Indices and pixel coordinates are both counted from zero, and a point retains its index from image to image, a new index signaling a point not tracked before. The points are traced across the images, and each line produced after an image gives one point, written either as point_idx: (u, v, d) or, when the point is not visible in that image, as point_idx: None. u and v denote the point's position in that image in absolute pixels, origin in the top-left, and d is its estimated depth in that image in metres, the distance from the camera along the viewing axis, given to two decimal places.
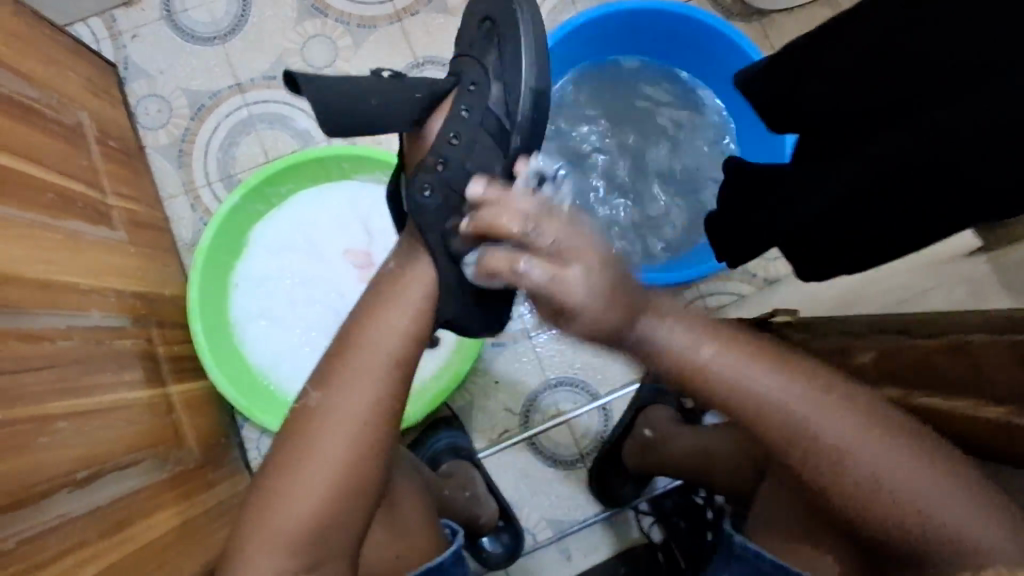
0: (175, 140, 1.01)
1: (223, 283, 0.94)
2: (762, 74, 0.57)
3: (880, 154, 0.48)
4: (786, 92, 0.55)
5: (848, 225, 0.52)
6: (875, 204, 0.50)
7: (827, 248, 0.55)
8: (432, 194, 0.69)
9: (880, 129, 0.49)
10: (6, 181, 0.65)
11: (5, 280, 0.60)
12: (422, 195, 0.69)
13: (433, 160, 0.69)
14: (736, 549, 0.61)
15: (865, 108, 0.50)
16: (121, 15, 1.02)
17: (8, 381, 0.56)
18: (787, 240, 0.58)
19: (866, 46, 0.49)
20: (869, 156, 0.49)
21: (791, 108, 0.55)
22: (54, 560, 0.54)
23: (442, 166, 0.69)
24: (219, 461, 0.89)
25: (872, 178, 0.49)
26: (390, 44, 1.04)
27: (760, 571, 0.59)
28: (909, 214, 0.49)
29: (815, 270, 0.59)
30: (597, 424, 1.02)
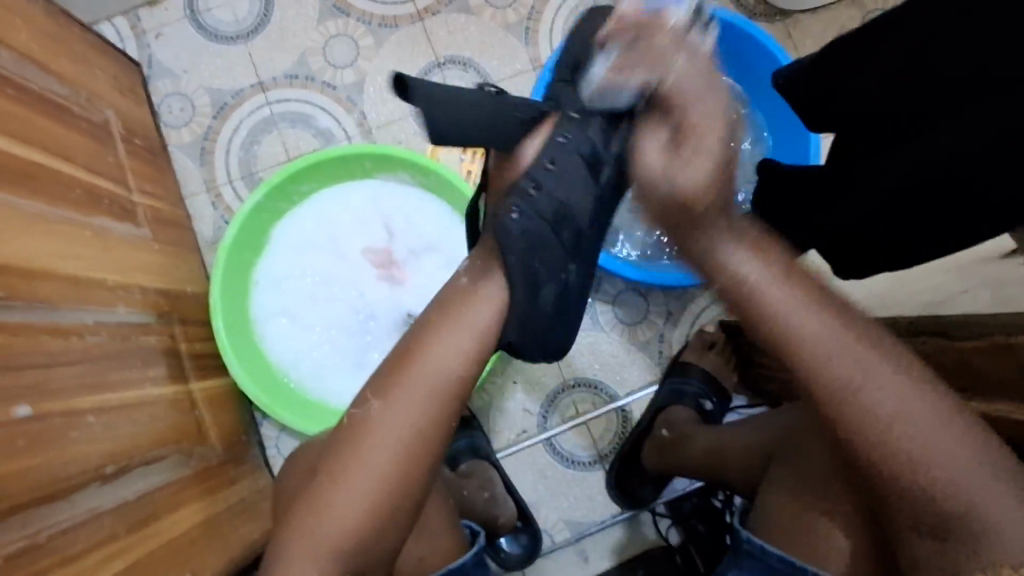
0: (197, 138, 1.02)
1: (244, 281, 0.94)
2: (799, 73, 0.57)
3: (913, 161, 0.49)
4: (827, 90, 0.55)
5: (880, 229, 0.53)
6: (906, 210, 0.51)
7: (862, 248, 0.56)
8: (522, 218, 0.64)
9: (911, 137, 0.50)
10: (38, 178, 0.65)
11: (37, 275, 0.60)
12: (512, 218, 0.64)
13: (528, 185, 0.66)
14: (745, 544, 0.63)
15: (898, 114, 0.51)
16: (145, 14, 1.02)
17: (40, 375, 0.56)
18: (829, 239, 0.58)
19: (911, 45, 0.49)
20: (901, 162, 0.50)
21: (831, 106, 0.55)
22: (85, 553, 0.54)
23: (535, 190, 0.65)
24: (240, 458, 0.89)
25: (902, 184, 0.50)
26: (412, 44, 1.04)
27: (770, 568, 0.61)
28: (937, 222, 0.50)
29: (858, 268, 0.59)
30: (615, 425, 1.01)
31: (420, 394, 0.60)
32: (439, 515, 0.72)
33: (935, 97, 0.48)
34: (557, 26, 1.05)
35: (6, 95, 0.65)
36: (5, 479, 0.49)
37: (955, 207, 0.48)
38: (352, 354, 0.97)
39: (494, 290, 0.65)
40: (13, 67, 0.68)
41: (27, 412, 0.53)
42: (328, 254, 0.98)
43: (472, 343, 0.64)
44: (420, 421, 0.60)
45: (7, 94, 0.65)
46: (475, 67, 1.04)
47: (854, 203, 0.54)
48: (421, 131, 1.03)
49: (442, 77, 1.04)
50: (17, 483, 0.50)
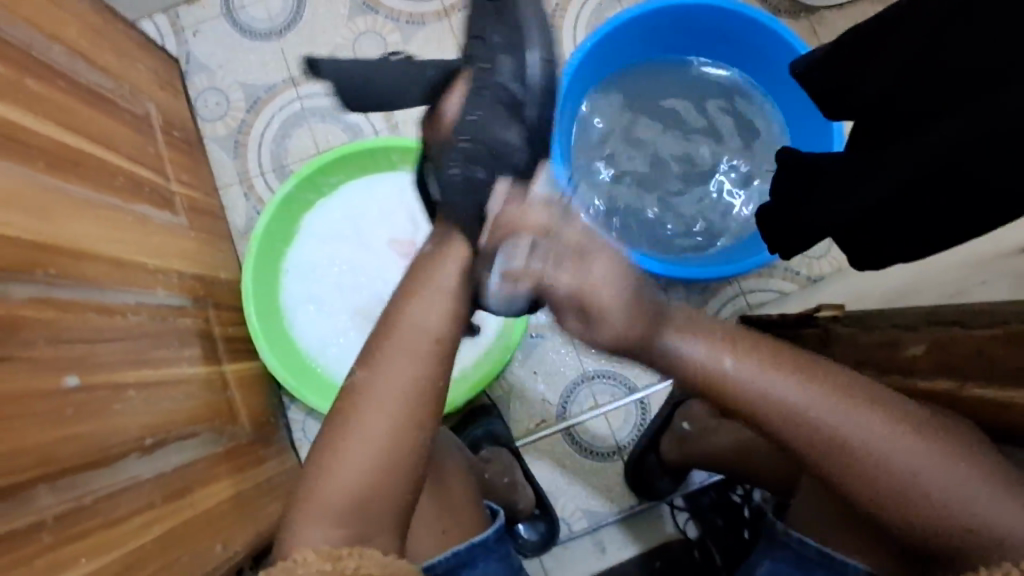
0: (231, 132, 1.06)
1: (274, 269, 0.97)
2: (819, 63, 0.58)
3: (925, 149, 0.50)
4: (847, 80, 0.56)
5: (891, 219, 0.54)
6: (918, 200, 0.51)
7: (873, 239, 0.57)
8: (459, 171, 0.69)
9: (924, 126, 0.51)
10: (85, 165, 0.69)
11: (85, 257, 0.64)
12: (451, 172, 0.69)
13: (456, 138, 0.69)
14: (777, 535, 0.64)
15: (912, 104, 0.51)
16: (184, 12, 1.06)
17: (87, 350, 0.60)
18: (841, 229, 0.58)
19: (925, 36, 0.50)
20: (914, 151, 0.51)
21: (849, 96, 0.56)
22: (124, 518, 0.58)
23: (465, 142, 0.69)
24: (268, 439, 0.92)
25: (913, 173, 0.50)
26: (439, 41, 1.06)
27: (803, 557, 0.62)
28: (949, 212, 0.50)
29: (869, 258, 0.59)
30: (634, 418, 1.02)
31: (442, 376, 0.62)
32: (459, 497, 0.74)
33: (948, 87, 0.49)
34: (582, 24, 1.07)
35: (57, 86, 0.69)
36: (54, 444, 0.52)
37: (966, 197, 0.48)
38: None
39: (457, 245, 0.67)
40: (63, 60, 0.72)
41: (75, 382, 0.57)
42: (354, 244, 1.00)
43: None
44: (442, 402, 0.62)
45: (57, 86, 0.69)
46: None
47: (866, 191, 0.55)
48: None
49: None
50: (65, 448, 0.53)
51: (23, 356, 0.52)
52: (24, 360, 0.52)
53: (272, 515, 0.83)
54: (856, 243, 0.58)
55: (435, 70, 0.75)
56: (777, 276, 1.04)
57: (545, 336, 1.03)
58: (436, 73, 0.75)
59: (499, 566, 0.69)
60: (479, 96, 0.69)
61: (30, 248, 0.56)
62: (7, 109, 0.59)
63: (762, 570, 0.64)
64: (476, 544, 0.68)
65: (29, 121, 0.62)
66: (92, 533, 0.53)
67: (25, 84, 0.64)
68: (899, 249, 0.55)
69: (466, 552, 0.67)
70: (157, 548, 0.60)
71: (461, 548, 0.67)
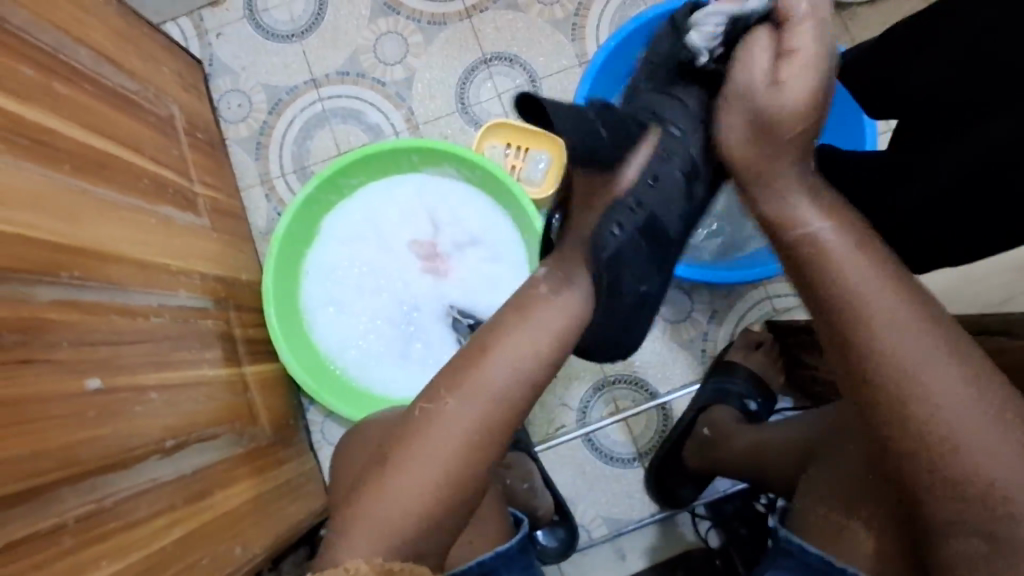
0: (254, 133, 1.06)
1: (295, 270, 0.97)
2: (862, 57, 0.57)
3: (982, 146, 0.48)
4: (888, 76, 0.54)
5: (940, 217, 0.52)
6: (974, 197, 0.50)
7: (920, 238, 0.55)
8: (622, 232, 0.62)
9: (975, 122, 0.49)
10: (109, 167, 0.69)
11: (109, 259, 0.64)
12: (611, 231, 0.63)
13: (629, 201, 0.63)
14: (782, 543, 0.63)
15: (960, 100, 0.50)
16: (208, 15, 1.07)
17: (110, 351, 0.60)
18: (894, 230, 0.56)
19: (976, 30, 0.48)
20: (968, 146, 0.49)
21: (892, 93, 0.54)
22: (145, 520, 0.58)
23: (636, 208, 0.62)
24: (289, 440, 0.92)
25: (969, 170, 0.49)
26: (460, 41, 1.06)
27: (808, 566, 0.61)
28: (1005, 210, 0.49)
29: (924, 259, 0.57)
30: (656, 423, 1.00)
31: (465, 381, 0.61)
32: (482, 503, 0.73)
33: (1005, 82, 0.47)
34: (604, 24, 1.05)
35: (84, 89, 0.69)
36: (75, 447, 0.52)
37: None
38: (397, 343, 0.99)
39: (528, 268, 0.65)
40: (90, 63, 0.72)
41: (96, 385, 0.57)
42: (374, 245, 1.00)
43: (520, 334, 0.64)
44: (465, 408, 0.61)
45: (83, 89, 0.69)
46: (521, 63, 1.05)
47: (917, 188, 0.53)
48: (467, 127, 1.05)
49: (488, 74, 1.05)
50: (86, 450, 0.53)
51: (45, 358, 0.52)
52: (46, 362, 0.52)
53: (291, 517, 0.83)
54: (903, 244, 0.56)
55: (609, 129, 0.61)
56: None
57: None
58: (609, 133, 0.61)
59: None
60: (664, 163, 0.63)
61: (53, 250, 0.56)
62: (33, 112, 0.60)
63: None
64: (501, 553, 0.68)
65: (54, 124, 0.62)
66: (112, 535, 0.53)
67: (51, 87, 0.64)
68: (956, 249, 0.54)
69: (490, 562, 0.67)
70: (176, 551, 0.60)
71: (487, 557, 0.67)
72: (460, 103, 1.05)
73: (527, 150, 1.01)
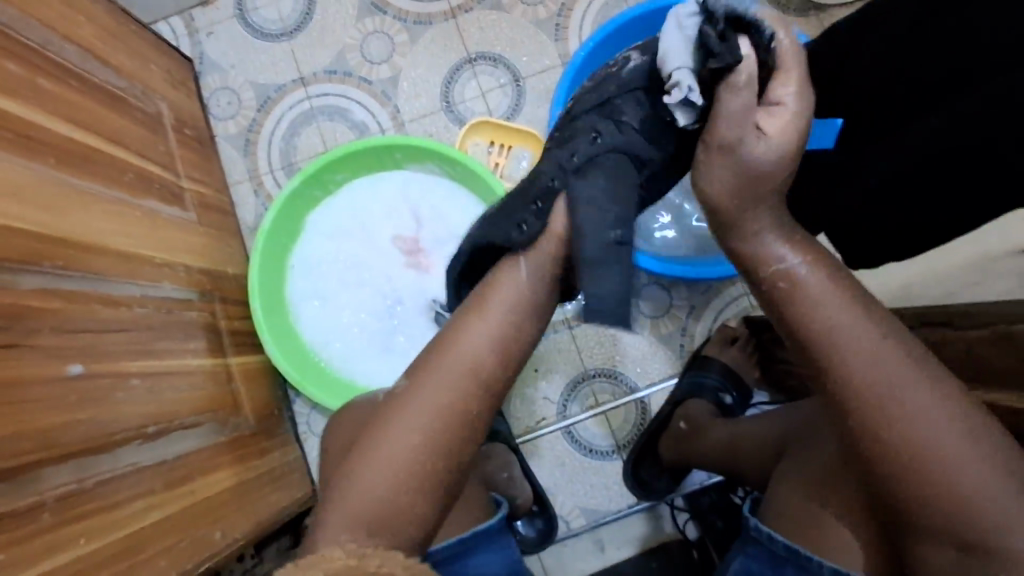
0: (242, 130, 1.08)
1: (280, 264, 0.99)
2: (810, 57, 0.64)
3: (919, 137, 0.53)
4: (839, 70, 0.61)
5: (869, 212, 0.58)
6: (907, 193, 0.55)
7: (852, 233, 0.61)
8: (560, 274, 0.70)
9: (926, 110, 0.54)
10: (95, 161, 0.71)
11: (94, 250, 0.66)
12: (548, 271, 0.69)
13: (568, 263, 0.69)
14: (752, 532, 0.65)
15: (916, 87, 0.55)
16: (198, 14, 1.09)
17: (93, 338, 0.62)
18: (839, 225, 0.62)
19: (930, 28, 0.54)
20: (906, 144, 0.55)
21: (846, 85, 0.61)
22: (123, 502, 0.60)
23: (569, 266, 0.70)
24: (272, 430, 0.94)
25: (914, 160, 0.54)
26: (445, 41, 1.08)
27: (774, 554, 0.62)
28: (923, 205, 0.54)
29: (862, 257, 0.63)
30: (634, 417, 1.02)
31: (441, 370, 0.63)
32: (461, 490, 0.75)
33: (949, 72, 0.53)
34: (587, 24, 1.07)
35: (70, 85, 0.71)
36: (55, 430, 0.54)
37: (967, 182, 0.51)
38: (380, 336, 1.01)
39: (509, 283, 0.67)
40: (77, 61, 0.74)
41: (78, 370, 0.59)
42: (359, 240, 1.02)
43: (491, 326, 0.66)
44: (437, 396, 0.62)
45: (70, 85, 0.71)
46: (504, 62, 1.07)
47: (863, 179, 0.59)
48: (451, 125, 1.07)
49: (473, 72, 1.07)
50: (65, 434, 0.55)
51: (28, 344, 0.54)
52: (27, 348, 0.54)
53: (272, 505, 0.85)
54: (853, 244, 0.62)
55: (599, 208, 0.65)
56: None
57: (547, 334, 1.03)
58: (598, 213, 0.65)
59: (497, 560, 0.72)
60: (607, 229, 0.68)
61: (36, 239, 0.58)
62: (20, 106, 0.62)
63: (736, 565, 0.66)
64: (480, 531, 0.71)
65: (40, 118, 0.64)
66: (90, 516, 0.55)
67: (38, 83, 0.66)
68: (894, 248, 0.59)
69: (470, 540, 0.70)
70: (154, 533, 0.62)
71: (466, 535, 0.70)
72: (445, 101, 1.07)
73: (510, 148, 1.03)
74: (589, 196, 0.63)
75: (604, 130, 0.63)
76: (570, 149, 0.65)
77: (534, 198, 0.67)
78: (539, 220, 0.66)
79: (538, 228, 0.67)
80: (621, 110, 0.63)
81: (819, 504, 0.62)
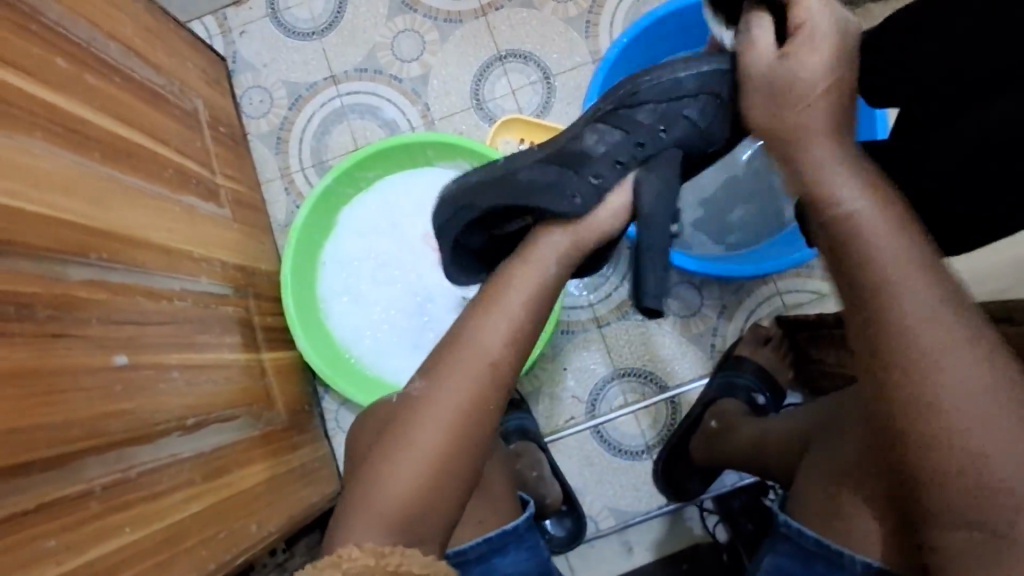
0: (274, 128, 1.09)
1: (312, 261, 1.00)
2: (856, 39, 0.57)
3: (963, 135, 0.49)
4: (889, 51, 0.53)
5: (928, 213, 0.53)
6: (956, 193, 0.51)
7: None
8: (580, 201, 0.64)
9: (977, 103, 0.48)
10: (136, 156, 0.72)
11: (136, 244, 0.67)
12: (573, 199, 0.64)
13: (567, 195, 0.63)
14: (781, 529, 0.63)
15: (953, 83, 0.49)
16: (231, 13, 1.10)
17: (136, 330, 0.63)
18: None
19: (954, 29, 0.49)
20: (940, 147, 0.51)
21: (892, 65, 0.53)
22: (165, 493, 0.60)
23: (576, 199, 0.63)
24: (304, 426, 0.95)
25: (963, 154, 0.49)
26: (476, 38, 1.08)
27: (803, 549, 0.61)
28: (976, 200, 0.50)
29: None
30: (664, 417, 1.01)
31: (452, 359, 0.61)
32: (497, 481, 0.76)
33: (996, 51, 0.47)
34: (618, 21, 1.07)
35: (113, 82, 0.72)
36: (103, 419, 0.55)
37: (1000, 188, 0.48)
38: (410, 334, 1.01)
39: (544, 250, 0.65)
40: (121, 58, 0.75)
41: (123, 361, 0.60)
42: (389, 238, 1.02)
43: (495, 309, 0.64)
44: (450, 390, 0.61)
45: (114, 82, 0.72)
46: (535, 60, 1.07)
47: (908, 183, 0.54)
48: (481, 123, 1.07)
49: (503, 70, 1.07)
50: (113, 423, 0.56)
51: (77, 334, 0.55)
52: (77, 337, 0.54)
53: (305, 499, 0.86)
54: None
55: (627, 160, 0.63)
56: (817, 277, 1.01)
57: (576, 332, 1.02)
58: (626, 161, 0.63)
59: (528, 558, 0.71)
60: (607, 166, 0.63)
61: (82, 232, 0.59)
62: (66, 101, 0.63)
63: (764, 564, 0.64)
64: (508, 531, 0.71)
65: (84, 112, 0.65)
66: (135, 505, 0.56)
67: (84, 79, 0.67)
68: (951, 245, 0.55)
69: (497, 539, 0.70)
70: (195, 524, 0.63)
71: (493, 535, 0.70)
72: (475, 99, 1.07)
73: None
74: (655, 189, 0.62)
75: (673, 124, 0.61)
76: (634, 141, 0.62)
77: (588, 174, 0.63)
78: (589, 194, 0.64)
79: (586, 202, 0.64)
80: (695, 103, 0.60)
81: (842, 501, 0.60)
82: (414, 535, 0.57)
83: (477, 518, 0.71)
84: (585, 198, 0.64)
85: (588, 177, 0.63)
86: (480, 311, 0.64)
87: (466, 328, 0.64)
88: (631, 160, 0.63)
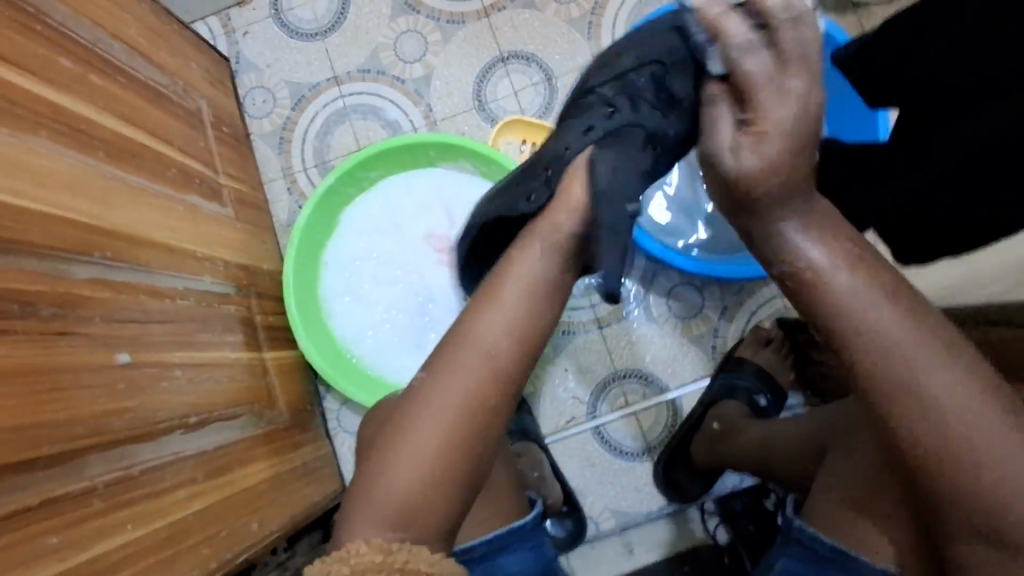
0: (277, 128, 1.09)
1: (314, 260, 1.00)
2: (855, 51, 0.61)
3: (964, 138, 0.52)
4: (894, 60, 0.58)
5: (931, 214, 0.55)
6: (956, 193, 0.53)
7: (908, 232, 0.58)
8: (534, 199, 0.67)
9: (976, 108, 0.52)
10: (139, 155, 0.72)
11: (138, 243, 0.67)
12: (526, 200, 0.67)
13: (524, 192, 0.67)
14: (793, 533, 0.62)
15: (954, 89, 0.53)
16: (235, 14, 1.11)
17: (139, 329, 0.63)
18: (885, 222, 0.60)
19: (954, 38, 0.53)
20: (942, 147, 0.54)
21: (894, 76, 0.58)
22: (167, 491, 0.60)
23: (528, 198, 0.67)
24: (305, 425, 0.95)
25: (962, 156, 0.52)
26: (478, 39, 1.08)
27: (817, 553, 0.61)
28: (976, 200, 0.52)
29: (916, 254, 0.61)
30: (665, 418, 1.01)
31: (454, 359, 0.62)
32: (499, 480, 0.76)
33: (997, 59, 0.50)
34: (620, 23, 1.07)
35: (118, 81, 0.72)
36: (106, 416, 0.55)
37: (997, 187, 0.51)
38: (411, 334, 1.01)
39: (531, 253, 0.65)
40: (125, 58, 0.76)
41: (126, 359, 0.60)
42: (391, 238, 1.03)
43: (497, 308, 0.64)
44: (452, 389, 0.61)
45: (118, 81, 0.73)
46: (537, 61, 1.07)
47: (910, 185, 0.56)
48: (484, 123, 1.08)
49: (506, 71, 1.08)
50: (115, 422, 0.56)
51: (80, 332, 0.55)
52: (80, 336, 0.55)
53: (306, 498, 0.86)
54: (901, 238, 0.60)
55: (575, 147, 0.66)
56: None
57: (577, 333, 1.03)
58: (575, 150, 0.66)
59: (531, 557, 0.71)
60: (564, 155, 0.66)
61: (85, 230, 0.59)
62: (71, 101, 0.63)
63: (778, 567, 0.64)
64: (513, 530, 0.70)
65: (88, 111, 0.65)
66: (138, 502, 0.56)
67: (89, 79, 0.67)
68: (953, 246, 0.57)
69: (501, 539, 0.70)
70: (197, 521, 0.63)
71: (495, 535, 0.69)
72: (477, 100, 1.08)
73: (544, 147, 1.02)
74: (610, 168, 0.63)
75: (622, 103, 0.66)
76: (594, 119, 0.66)
77: (546, 169, 0.67)
78: (545, 191, 0.66)
79: (541, 199, 0.66)
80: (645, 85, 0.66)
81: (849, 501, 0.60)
82: (417, 535, 0.57)
83: (479, 517, 0.72)
84: (542, 193, 0.66)
85: (552, 168, 0.67)
86: (479, 310, 0.64)
87: (467, 328, 0.64)
88: (590, 141, 0.65)
